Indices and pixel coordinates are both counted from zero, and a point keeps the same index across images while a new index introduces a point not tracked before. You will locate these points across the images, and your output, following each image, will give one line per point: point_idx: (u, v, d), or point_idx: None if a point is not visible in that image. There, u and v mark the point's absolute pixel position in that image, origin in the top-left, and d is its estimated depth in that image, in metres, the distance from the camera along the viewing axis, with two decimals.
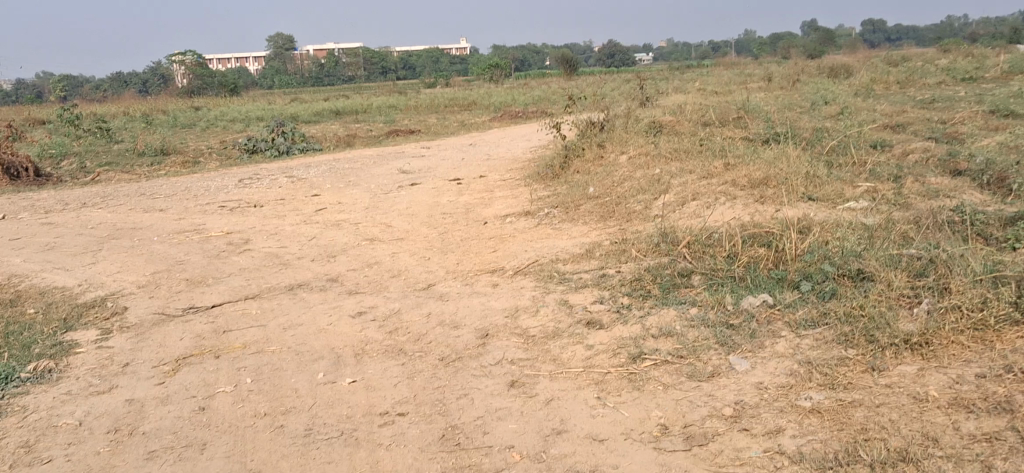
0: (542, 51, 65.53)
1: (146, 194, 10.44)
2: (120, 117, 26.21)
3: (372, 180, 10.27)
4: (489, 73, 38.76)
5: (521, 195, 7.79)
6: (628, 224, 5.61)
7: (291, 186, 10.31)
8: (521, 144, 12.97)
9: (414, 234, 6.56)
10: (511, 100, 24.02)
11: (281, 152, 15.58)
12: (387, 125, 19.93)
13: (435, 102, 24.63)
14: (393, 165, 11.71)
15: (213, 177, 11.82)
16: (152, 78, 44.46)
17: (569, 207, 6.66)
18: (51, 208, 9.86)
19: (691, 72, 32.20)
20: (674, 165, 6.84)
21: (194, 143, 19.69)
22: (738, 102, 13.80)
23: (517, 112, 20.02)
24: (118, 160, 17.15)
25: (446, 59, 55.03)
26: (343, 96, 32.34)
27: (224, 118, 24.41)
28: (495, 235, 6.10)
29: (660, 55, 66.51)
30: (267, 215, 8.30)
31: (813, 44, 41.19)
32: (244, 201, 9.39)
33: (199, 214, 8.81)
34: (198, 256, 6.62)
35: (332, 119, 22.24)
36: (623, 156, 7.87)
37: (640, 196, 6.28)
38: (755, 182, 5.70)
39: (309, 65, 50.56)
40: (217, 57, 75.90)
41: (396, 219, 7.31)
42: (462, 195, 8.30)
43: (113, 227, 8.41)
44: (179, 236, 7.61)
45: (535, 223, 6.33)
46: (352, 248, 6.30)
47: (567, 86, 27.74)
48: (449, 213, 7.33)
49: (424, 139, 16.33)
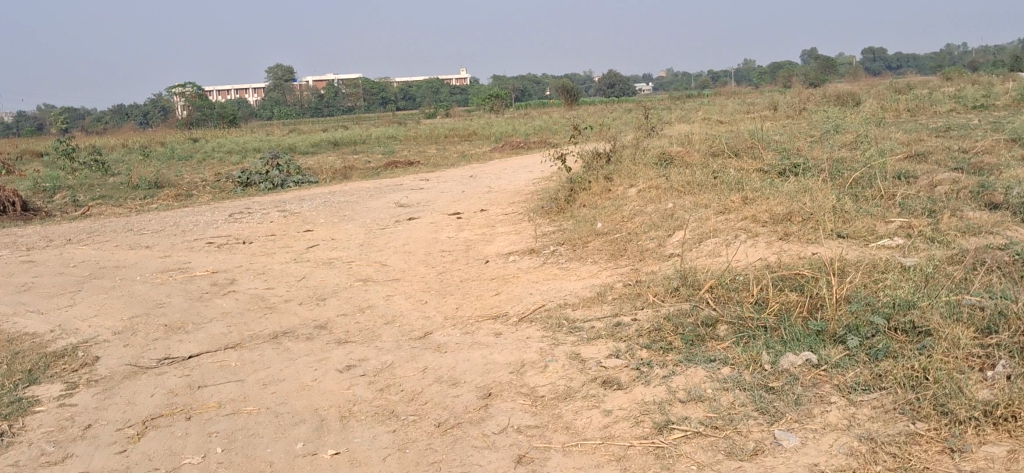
0: (543, 81, 65.44)
1: (133, 230, 10.02)
2: (117, 149, 25.87)
3: (368, 215, 9.87)
4: (489, 104, 38.54)
5: (524, 230, 7.39)
6: (641, 265, 5.22)
7: (284, 221, 9.90)
8: (523, 176, 12.59)
9: (410, 275, 6.15)
10: (512, 131, 23.69)
11: (276, 184, 15.19)
12: (386, 156, 19.58)
13: (435, 132, 24.31)
14: (390, 198, 11.32)
15: (205, 211, 11.41)
16: (153, 109, 44.23)
17: (575, 244, 6.27)
18: (33, 245, 9.44)
19: (694, 101, 31.95)
20: (687, 199, 6.45)
21: (189, 175, 19.32)
22: (745, 131, 13.44)
23: (518, 142, 19.67)
24: (111, 193, 16.77)
25: (446, 90, 54.88)
26: (342, 127, 32.06)
27: (221, 150, 24.06)
28: (497, 275, 5.70)
29: (660, 85, 66.41)
30: (256, 253, 7.90)
31: (815, 72, 40.94)
32: (234, 237, 8.99)
33: (186, 252, 8.39)
34: (180, 299, 6.20)
35: (330, 150, 21.88)
36: (632, 190, 7.49)
37: (652, 233, 5.88)
38: (778, 218, 5.31)
39: (309, 96, 50.39)
40: (219, 88, 75.94)
41: (392, 257, 6.91)
42: (463, 231, 7.90)
43: (95, 266, 7.98)
44: (163, 276, 7.20)
45: (540, 262, 5.92)
46: (344, 289, 5.89)
47: (568, 116, 27.46)
48: (448, 251, 6.93)
49: (424, 170, 15.95)
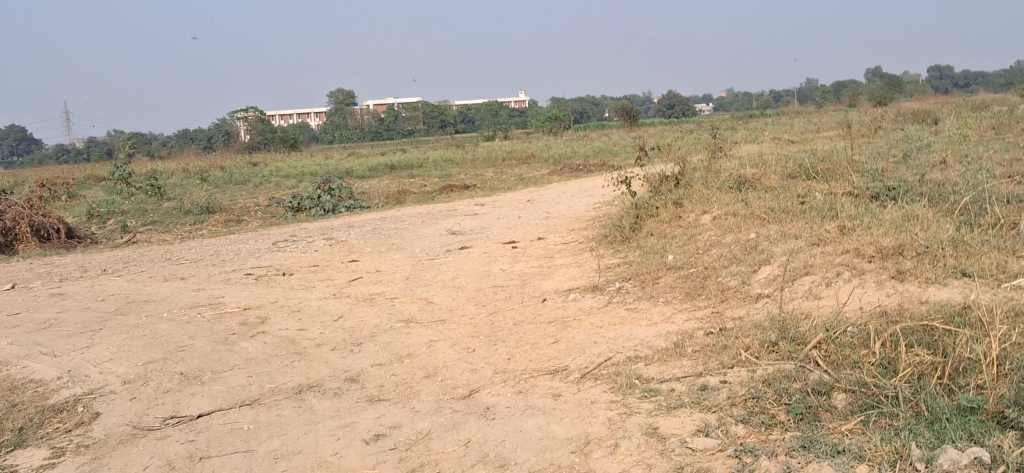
0: (602, 103, 64.65)
1: (173, 260, 9.51)
2: (176, 174, 25.78)
3: (419, 244, 9.23)
4: (547, 126, 37.96)
5: (585, 264, 6.67)
6: (724, 309, 4.46)
7: (329, 250, 9.32)
8: (583, 201, 11.86)
9: (458, 315, 5.46)
10: (570, 153, 23.02)
11: (328, 210, 14.66)
12: (442, 180, 19.00)
13: (492, 156, 23.74)
14: (442, 225, 10.68)
15: (249, 239, 10.91)
16: (217, 135, 44.55)
17: (644, 281, 5.52)
18: (67, 276, 8.97)
19: (758, 121, 30.99)
20: (772, 228, 5.66)
21: (244, 200, 18.98)
22: (820, 151, 12.58)
23: (578, 164, 18.99)
24: (163, 219, 16.44)
25: (505, 112, 54.42)
26: (400, 150, 31.77)
27: (278, 175, 23.78)
28: (555, 318, 4.99)
29: (720, 105, 65.26)
30: (295, 286, 7.28)
31: (880, 91, 39.57)
32: (274, 268, 8.40)
33: (223, 285, 7.82)
34: (204, 341, 5.60)
35: (386, 174, 21.41)
36: (706, 217, 6.71)
37: (733, 268, 5.12)
38: (885, 251, 4.51)
39: (368, 120, 50.35)
40: (282, 113, 77.02)
41: (439, 294, 6.23)
42: (518, 263, 7.20)
43: (124, 300, 7.44)
44: (192, 313, 6.62)
45: (605, 302, 5.19)
46: (384, 333, 5.21)
47: (629, 138, 26.70)
48: (501, 286, 6.24)
49: (479, 194, 15.35)
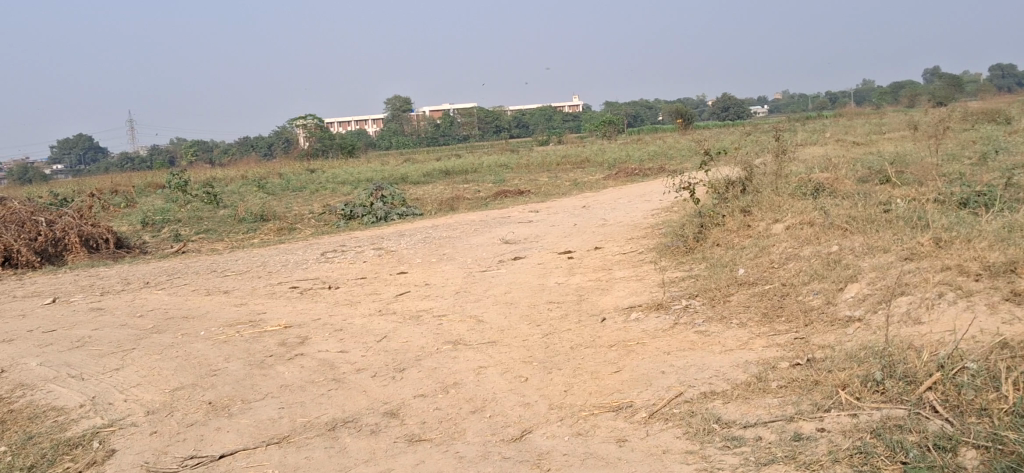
0: (657, 106, 63.79)
1: (219, 271, 9.22)
2: (233, 181, 25.76)
3: (470, 254, 8.79)
4: (602, 129, 37.43)
5: (648, 277, 6.17)
6: (809, 336, 3.96)
7: (378, 261, 8.94)
8: (643, 207, 11.32)
9: (510, 336, 5.02)
10: (627, 157, 22.48)
11: (379, 217, 14.32)
12: (496, 186, 18.58)
13: (547, 160, 23.27)
14: (495, 234, 10.23)
15: (298, 249, 10.60)
16: (274, 142, 44.76)
17: (714, 298, 5.01)
18: (111, 289, 8.72)
19: (820, 123, 30.06)
20: (856, 240, 5.11)
21: (298, 208, 18.76)
22: (893, 152, 11.89)
23: (635, 168, 18.44)
24: (216, 228, 16.26)
25: (560, 117, 53.90)
26: (456, 155, 31.47)
27: (333, 181, 23.60)
28: (617, 340, 4.51)
29: (778, 106, 63.99)
30: (339, 301, 6.90)
31: (945, 90, 38.25)
32: (319, 281, 8.03)
33: (265, 299, 7.47)
34: (239, 365, 5.23)
35: (440, 180, 21.05)
36: (779, 227, 6.17)
37: (816, 287, 4.60)
38: (994, 269, 3.95)
39: (423, 126, 50.22)
40: (339, 119, 77.62)
41: (490, 311, 5.77)
42: (575, 276, 6.73)
43: (164, 316, 7.14)
44: (230, 330, 6.26)
45: (672, 322, 4.70)
46: (428, 357, 4.78)
47: (687, 141, 26.03)
48: (556, 302, 5.77)
49: (534, 200, 14.91)
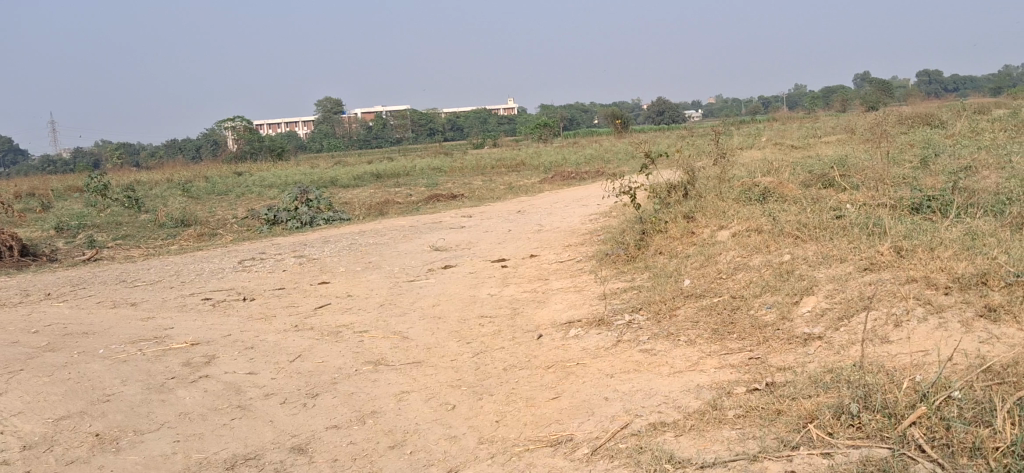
0: (592, 109, 63.81)
1: (127, 281, 8.61)
2: (156, 184, 24.85)
3: (398, 262, 8.33)
4: (537, 132, 37.19)
5: (587, 288, 5.80)
6: (765, 356, 3.61)
7: (299, 270, 8.43)
8: (579, 211, 10.98)
9: (438, 355, 4.59)
10: (563, 159, 22.21)
11: (305, 222, 13.75)
12: (430, 189, 18.11)
13: (482, 163, 22.88)
14: (426, 240, 9.79)
15: (215, 257, 10.01)
16: (202, 143, 43.59)
17: (660, 313, 4.65)
18: (8, 301, 8.06)
19: (753, 126, 30.22)
20: (809, 249, 4.80)
21: (222, 212, 18.05)
22: (831, 156, 11.75)
23: (571, 171, 18.15)
24: (134, 233, 15.49)
25: (495, 119, 53.55)
26: (389, 158, 30.91)
27: (260, 184, 22.88)
28: (556, 360, 4.12)
29: (711, 110, 64.55)
30: (254, 315, 6.40)
31: (873, 95, 38.84)
32: (235, 293, 7.50)
33: (174, 312, 6.92)
34: (135, 389, 4.69)
35: (372, 183, 20.50)
36: (725, 235, 5.86)
37: (769, 301, 4.26)
38: (963, 281, 3.65)
39: (357, 128, 49.46)
40: (270, 122, 76.32)
41: (417, 326, 5.33)
42: (509, 286, 6.32)
43: (60, 332, 6.54)
44: (130, 348, 5.71)
45: (615, 340, 4.32)
46: (346, 381, 4.33)
47: (623, 144, 25.89)
48: (489, 316, 5.36)
49: (467, 204, 14.49)
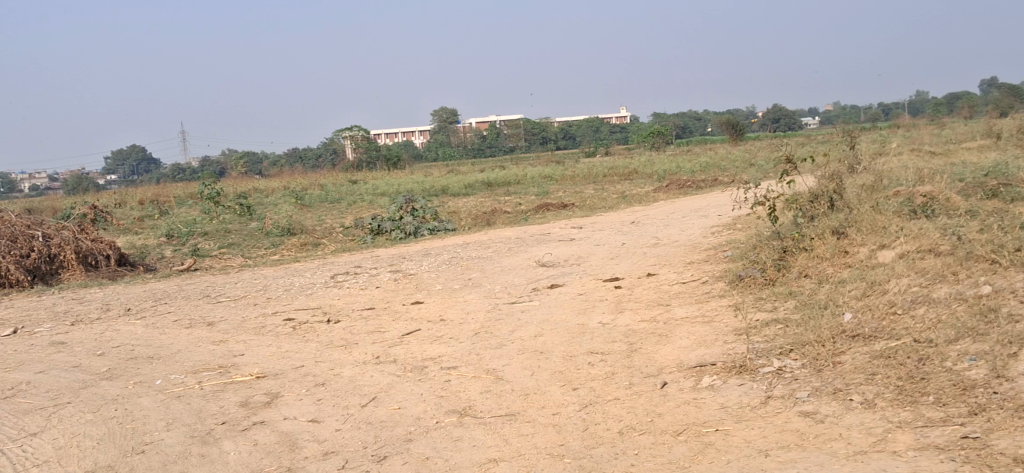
0: (707, 117, 61.90)
1: (214, 297, 8.02)
2: (268, 191, 24.78)
3: (499, 280, 7.47)
4: (650, 141, 36.12)
5: (718, 320, 4.81)
6: (985, 436, 2.59)
7: (392, 287, 7.68)
8: (700, 223, 9.95)
9: (537, 406, 3.71)
10: (677, 168, 21.12)
11: (409, 233, 13.05)
12: (539, 198, 17.28)
13: (594, 171, 21.97)
14: (532, 254, 8.93)
15: (309, 270, 9.39)
16: (318, 152, 43.95)
17: (820, 359, 3.64)
18: (88, 316, 7.54)
19: (879, 134, 28.44)
20: (1014, 280, 3.71)
21: (329, 221, 17.61)
22: (988, 162, 10.39)
23: (687, 180, 17.06)
24: (240, 242, 15.13)
25: (607, 127, 52.51)
26: (499, 167, 30.31)
27: (369, 193, 22.52)
28: (686, 425, 3.19)
29: (831, 118, 61.92)
30: (335, 341, 5.65)
31: (1008, 100, 36.26)
32: (320, 313, 6.77)
33: (252, 335, 6.23)
34: (177, 437, 3.96)
35: (482, 192, 19.78)
36: (889, 258, 4.77)
37: (973, 349, 3.22)
38: None
39: (469, 137, 49.21)
40: (387, 132, 77.49)
41: (513, 364, 4.45)
42: (624, 313, 5.37)
43: (126, 356, 5.91)
44: (190, 381, 5.00)
45: (762, 398, 3.35)
46: (422, 439, 3.49)
47: (741, 152, 24.59)
48: (599, 354, 4.42)
49: (577, 214, 13.61)
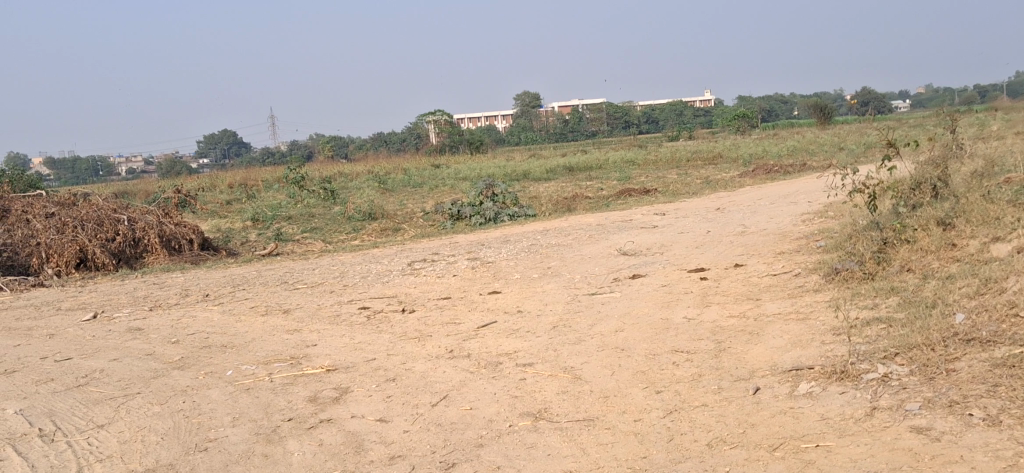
0: (794, 100, 60.35)
1: (291, 283, 7.95)
2: (351, 176, 24.92)
3: (579, 269, 7.20)
4: (735, 125, 35.28)
5: (813, 317, 4.46)
6: None
7: (469, 275, 7.49)
8: (791, 210, 9.52)
9: (618, 411, 3.45)
10: (764, 152, 20.49)
11: (489, 218, 12.86)
12: (621, 183, 16.92)
13: (678, 156, 21.47)
14: (614, 242, 8.64)
15: (388, 256, 9.26)
16: (401, 137, 44.15)
17: (930, 366, 3.30)
18: (168, 302, 7.54)
19: (979, 117, 27.18)
20: None
21: (410, 206, 17.55)
22: None
23: (775, 165, 16.49)
24: (322, 226, 15.16)
25: (691, 111, 51.59)
26: (582, 151, 29.94)
27: (450, 178, 22.43)
28: (782, 440, 2.90)
29: (925, 100, 59.73)
30: (408, 332, 5.47)
31: None
32: (396, 302, 6.61)
33: (326, 324, 6.10)
34: (242, 435, 3.83)
35: (564, 177, 19.50)
36: (1004, 252, 4.36)
37: None
38: None
39: (551, 121, 48.89)
40: (470, 116, 77.78)
41: (593, 361, 4.20)
42: (711, 307, 5.06)
43: (200, 344, 5.83)
44: (260, 372, 4.88)
45: (866, 410, 3.03)
46: (494, 445, 3.28)
47: (831, 136, 23.76)
48: (684, 353, 4.14)
49: (661, 199, 13.24)
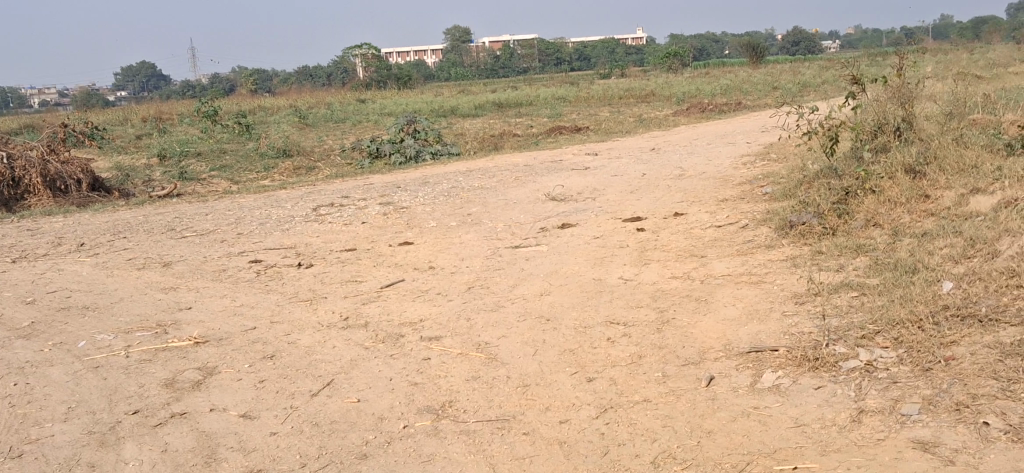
0: (724, 39, 60.04)
1: (181, 230, 7.07)
2: (269, 110, 23.70)
3: (502, 217, 6.48)
4: (667, 62, 34.72)
5: (770, 280, 3.83)
6: None
7: (379, 223, 6.71)
8: (729, 152, 8.91)
9: (537, 407, 2.77)
10: (697, 90, 19.94)
11: (410, 157, 12.03)
12: (551, 121, 16.18)
13: (610, 93, 20.79)
14: (541, 185, 7.93)
15: (294, 199, 8.42)
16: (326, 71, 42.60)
17: (923, 351, 2.68)
18: (35, 252, 6.61)
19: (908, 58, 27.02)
20: None
21: (329, 142, 16.58)
22: None
23: (709, 103, 15.92)
24: (233, 164, 14.15)
25: (623, 49, 50.86)
26: (511, 88, 29.06)
27: (374, 113, 21.43)
28: (749, 458, 2.25)
29: (853, 40, 59.96)
30: (301, 294, 4.71)
31: None
32: (293, 254, 5.83)
33: (208, 281, 5.29)
34: (71, 431, 3.05)
35: (492, 113, 18.68)
36: (988, 207, 3.78)
37: None
38: None
39: (482, 57, 47.72)
40: (399, 50, 75.95)
41: (511, 336, 3.51)
42: (650, 266, 4.39)
43: (57, 305, 4.97)
44: (117, 344, 4.07)
45: (851, 414, 2.40)
46: (381, 457, 2.57)
47: (764, 74, 23.33)
48: (621, 327, 3.46)
49: (591, 138, 12.57)
